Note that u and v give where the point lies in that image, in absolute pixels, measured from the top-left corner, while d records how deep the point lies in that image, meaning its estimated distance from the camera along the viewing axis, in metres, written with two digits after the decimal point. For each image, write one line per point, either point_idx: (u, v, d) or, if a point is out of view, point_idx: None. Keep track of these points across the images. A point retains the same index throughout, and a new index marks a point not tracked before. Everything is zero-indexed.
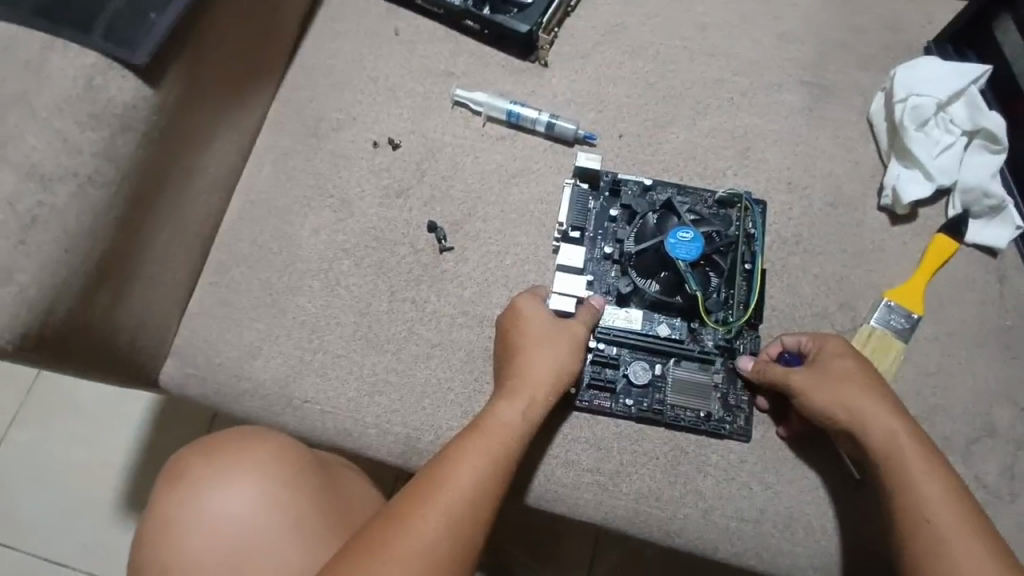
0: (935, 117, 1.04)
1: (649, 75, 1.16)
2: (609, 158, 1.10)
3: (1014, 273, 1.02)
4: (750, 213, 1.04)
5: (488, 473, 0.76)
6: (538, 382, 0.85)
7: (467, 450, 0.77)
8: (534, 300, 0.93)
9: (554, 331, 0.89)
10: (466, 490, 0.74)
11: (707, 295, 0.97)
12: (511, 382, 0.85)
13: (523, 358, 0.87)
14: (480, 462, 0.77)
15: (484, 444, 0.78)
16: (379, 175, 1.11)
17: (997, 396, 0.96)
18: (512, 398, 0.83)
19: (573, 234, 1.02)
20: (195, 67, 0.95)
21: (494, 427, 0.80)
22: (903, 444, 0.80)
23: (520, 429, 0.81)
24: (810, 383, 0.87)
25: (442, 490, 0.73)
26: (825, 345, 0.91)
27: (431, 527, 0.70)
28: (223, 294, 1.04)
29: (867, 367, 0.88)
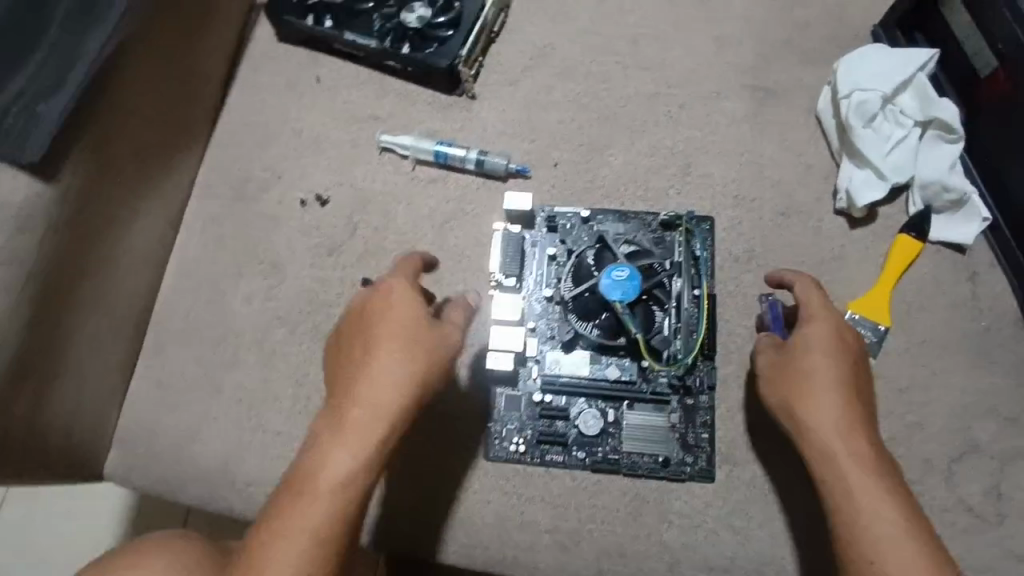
0: (883, 111, 0.96)
1: (581, 97, 1.10)
2: (545, 191, 1.05)
3: (984, 270, 0.95)
4: (693, 235, 0.98)
5: (331, 527, 0.71)
6: (385, 407, 0.74)
7: (307, 500, 0.71)
8: (408, 292, 0.81)
9: (419, 339, 0.78)
10: (303, 552, 0.69)
11: (654, 333, 0.91)
12: (350, 402, 0.75)
13: (374, 368, 0.76)
14: (316, 519, 0.70)
15: (323, 492, 0.71)
16: (310, 234, 1.06)
17: (975, 408, 0.90)
18: (357, 424, 0.74)
19: (509, 282, 0.97)
20: (105, 150, 0.91)
21: (333, 469, 0.72)
22: (847, 468, 0.76)
23: (359, 467, 0.72)
24: (778, 377, 0.83)
25: (283, 548, 0.69)
26: (809, 329, 0.84)
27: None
28: (160, 376, 1.02)
29: (845, 370, 0.82)
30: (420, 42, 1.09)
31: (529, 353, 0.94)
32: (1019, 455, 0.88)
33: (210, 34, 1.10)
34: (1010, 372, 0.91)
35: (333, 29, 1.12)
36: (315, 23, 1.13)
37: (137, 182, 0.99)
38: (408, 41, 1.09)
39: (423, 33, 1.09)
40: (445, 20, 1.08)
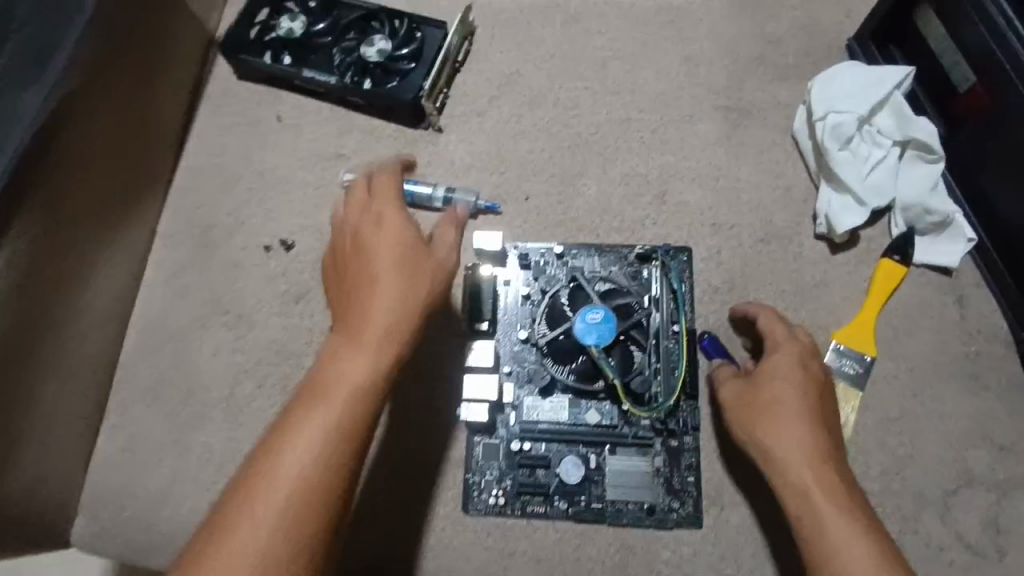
0: (860, 132, 0.93)
1: (551, 124, 1.06)
2: (517, 226, 1.01)
3: (971, 293, 0.93)
4: (670, 269, 0.94)
5: (330, 442, 0.60)
6: (387, 321, 0.65)
7: (303, 418, 0.61)
8: (395, 195, 0.74)
9: (417, 250, 0.70)
10: (297, 474, 0.58)
11: (633, 375, 0.88)
12: (347, 314, 0.67)
13: (370, 284, 0.68)
14: (315, 438, 0.60)
15: (329, 408, 0.61)
16: (276, 282, 1.02)
17: (971, 437, 0.87)
18: (357, 340, 0.65)
19: (481, 326, 0.93)
20: (62, 211, 0.87)
21: (340, 382, 0.62)
22: (815, 500, 0.72)
23: (362, 376, 0.63)
24: (742, 409, 0.81)
25: (274, 475, 0.58)
26: (773, 359, 0.83)
27: (263, 535, 0.56)
28: (126, 438, 0.98)
29: (809, 398, 0.79)
30: (382, 75, 1.05)
31: (506, 400, 0.91)
32: (1017, 486, 0.85)
33: (165, 78, 1.06)
34: (1004, 398, 0.88)
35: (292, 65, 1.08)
36: (273, 59, 1.09)
37: (97, 240, 0.95)
38: (370, 75, 1.05)
39: (385, 66, 1.04)
40: (407, 52, 1.04)
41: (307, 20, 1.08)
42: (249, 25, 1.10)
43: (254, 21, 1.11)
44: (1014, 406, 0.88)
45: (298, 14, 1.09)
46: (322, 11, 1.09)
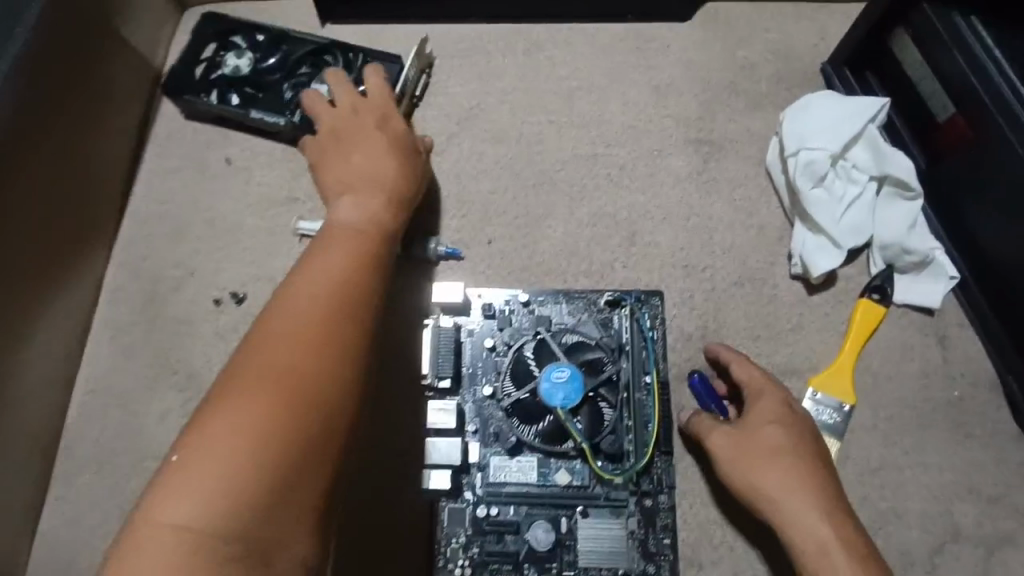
0: (834, 168, 0.88)
1: (514, 161, 1.01)
2: (481, 272, 0.96)
3: (954, 333, 0.89)
4: (641, 314, 0.89)
5: (356, 260, 0.66)
6: (391, 183, 0.80)
7: (323, 249, 0.67)
8: (381, 83, 0.92)
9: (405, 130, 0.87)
10: (331, 280, 0.63)
11: (603, 434, 0.83)
12: (347, 183, 0.80)
13: (364, 152, 0.83)
14: (342, 257, 0.66)
15: (344, 239, 0.69)
16: (228, 339, 0.97)
17: (955, 488, 0.84)
18: (365, 192, 0.78)
19: (443, 384, 0.87)
20: None
21: (355, 221, 0.73)
22: (834, 558, 0.68)
23: (367, 214, 0.75)
24: (737, 457, 0.76)
25: (304, 288, 0.62)
26: (761, 403, 0.79)
27: (303, 330, 0.59)
28: (71, 511, 0.92)
29: (805, 446, 0.75)
30: None
31: (472, 460, 0.85)
32: (1004, 539, 0.82)
33: (104, 121, 0.99)
34: (988, 447, 0.85)
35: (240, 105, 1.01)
36: (220, 99, 1.02)
37: (35, 301, 0.88)
38: None
39: None
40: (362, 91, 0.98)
41: (255, 56, 1.02)
42: (192, 61, 1.03)
43: (196, 57, 1.03)
44: (999, 455, 0.85)
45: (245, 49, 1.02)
46: (271, 45, 1.03)
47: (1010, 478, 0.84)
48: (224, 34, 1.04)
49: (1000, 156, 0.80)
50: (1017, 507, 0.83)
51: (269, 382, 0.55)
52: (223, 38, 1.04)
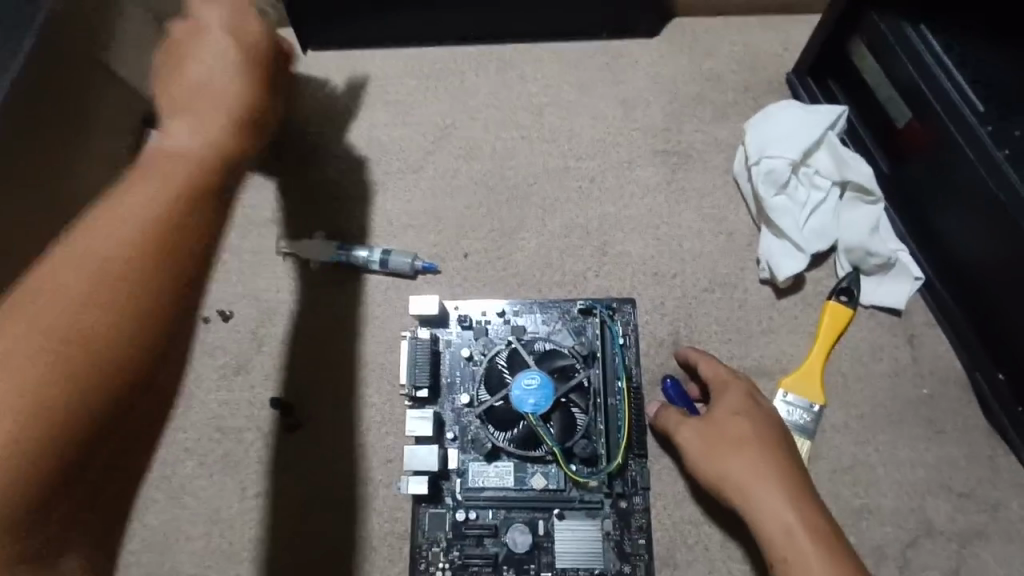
0: (796, 175, 0.91)
1: (488, 177, 1.04)
2: (456, 285, 0.99)
3: (922, 332, 0.90)
4: (611, 322, 0.92)
5: (172, 199, 0.52)
6: (240, 109, 0.61)
7: (136, 180, 0.53)
8: None
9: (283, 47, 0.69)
10: (134, 219, 0.50)
11: (575, 438, 0.85)
12: (182, 97, 0.61)
13: (214, 49, 0.62)
14: (154, 191, 0.52)
15: (163, 170, 0.54)
16: (214, 353, 1.00)
17: (928, 485, 0.84)
18: (199, 117, 0.59)
19: (421, 394, 0.90)
20: None
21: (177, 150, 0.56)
22: (801, 544, 0.68)
23: (197, 145, 0.57)
24: (706, 446, 0.77)
25: (98, 224, 0.48)
26: (726, 396, 0.80)
27: (91, 279, 0.46)
28: None
29: (771, 434, 0.76)
30: None
31: (451, 466, 0.88)
32: (979, 534, 0.82)
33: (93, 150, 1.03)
34: (959, 443, 0.85)
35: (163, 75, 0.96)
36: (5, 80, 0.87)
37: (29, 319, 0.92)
38: None
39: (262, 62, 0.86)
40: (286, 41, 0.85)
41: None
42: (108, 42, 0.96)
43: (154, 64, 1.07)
44: (970, 450, 0.85)
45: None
46: None
47: (982, 473, 0.84)
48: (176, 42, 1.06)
49: (953, 160, 0.82)
50: (990, 502, 0.83)
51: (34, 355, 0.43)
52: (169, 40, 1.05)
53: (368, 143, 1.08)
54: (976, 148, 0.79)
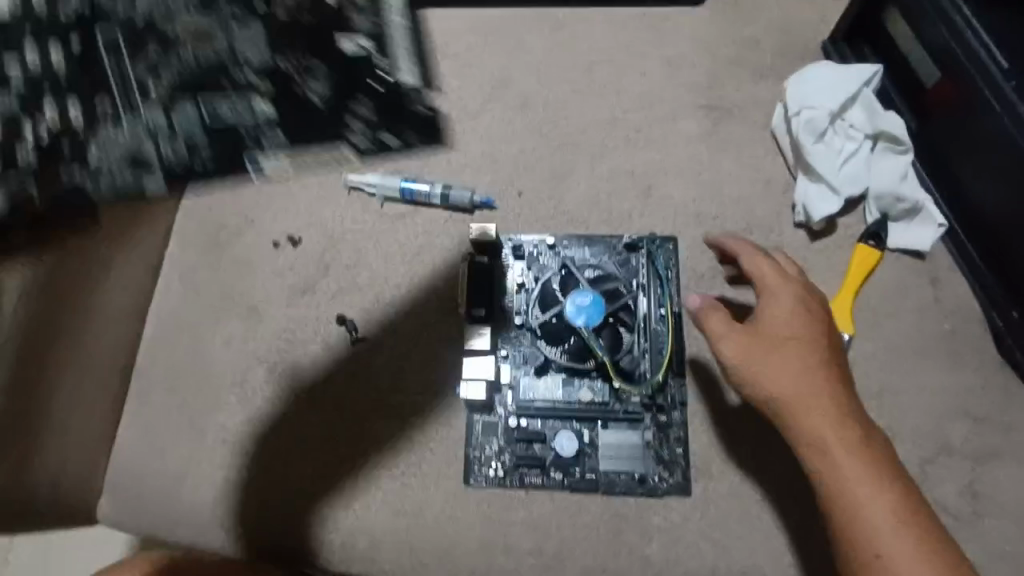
0: (833, 126, 0.99)
1: (541, 125, 1.12)
2: (511, 219, 1.07)
3: (945, 274, 0.97)
4: (656, 255, 1.00)
5: None
6: None
7: None
8: None
9: None
10: None
11: (621, 354, 0.93)
12: None
13: None
14: None
15: None
16: (284, 275, 1.08)
17: (946, 408, 0.91)
18: None
19: (477, 312, 0.97)
20: None
21: None
22: (835, 449, 0.76)
23: None
24: (749, 354, 0.81)
25: None
26: (769, 302, 0.84)
27: None
28: (145, 422, 1.05)
29: (812, 342, 0.81)
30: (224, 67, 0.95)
31: (503, 381, 0.95)
32: (992, 453, 0.89)
33: None
34: (978, 372, 0.93)
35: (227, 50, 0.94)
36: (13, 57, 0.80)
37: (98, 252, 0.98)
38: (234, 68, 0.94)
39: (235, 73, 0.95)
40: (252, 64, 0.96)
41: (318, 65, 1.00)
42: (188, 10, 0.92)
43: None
44: (987, 380, 0.92)
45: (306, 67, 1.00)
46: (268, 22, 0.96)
47: (997, 400, 0.91)
48: (287, 35, 0.99)
49: (977, 104, 0.90)
50: (1004, 426, 0.90)
51: None
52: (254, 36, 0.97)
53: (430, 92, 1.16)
54: (1002, 100, 0.85)
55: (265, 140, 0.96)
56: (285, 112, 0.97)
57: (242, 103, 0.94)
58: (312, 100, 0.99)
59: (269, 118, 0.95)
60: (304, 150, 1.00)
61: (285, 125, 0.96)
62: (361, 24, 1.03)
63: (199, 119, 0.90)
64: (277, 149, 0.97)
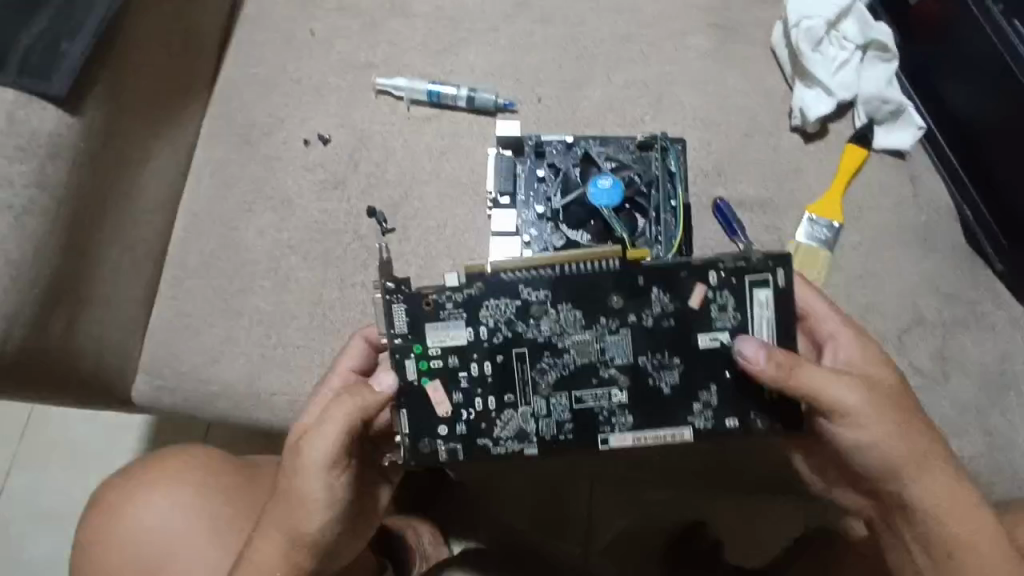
0: (828, 36, 1.10)
1: (560, 39, 1.19)
2: (531, 123, 1.15)
3: (922, 172, 1.08)
4: (668, 153, 1.08)
5: (333, 475, 0.79)
6: (335, 455, 0.78)
7: (295, 475, 0.79)
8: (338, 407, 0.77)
9: (287, 499, 0.80)
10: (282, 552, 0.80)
11: (638, 236, 1.03)
12: (286, 479, 0.80)
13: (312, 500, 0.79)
14: (320, 487, 0.79)
15: (300, 478, 0.79)
16: (315, 171, 1.14)
17: (921, 287, 1.03)
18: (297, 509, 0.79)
19: (503, 201, 1.09)
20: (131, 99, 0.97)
21: (303, 472, 0.79)
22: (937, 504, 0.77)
23: (328, 496, 0.79)
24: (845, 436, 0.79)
25: (272, 519, 0.81)
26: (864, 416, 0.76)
27: (275, 548, 0.80)
28: (178, 306, 1.09)
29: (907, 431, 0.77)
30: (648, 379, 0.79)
31: None
32: (959, 324, 1.02)
33: None
34: (949, 257, 1.04)
35: (672, 296, 0.78)
36: (484, 313, 0.79)
37: (129, 139, 0.98)
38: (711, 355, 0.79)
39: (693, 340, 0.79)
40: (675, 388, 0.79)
41: (729, 295, 0.78)
42: (598, 319, 0.79)
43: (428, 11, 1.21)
44: (957, 263, 1.04)
45: (712, 298, 0.78)
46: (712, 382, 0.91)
47: (965, 278, 1.03)
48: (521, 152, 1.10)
49: (971, 39, 0.99)
50: (970, 301, 1.02)
51: (279, 539, 0.80)
52: (681, 316, 0.79)
53: (455, 6, 1.21)
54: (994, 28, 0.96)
55: (613, 424, 0.80)
56: (640, 395, 0.79)
57: (606, 385, 0.80)
58: (677, 361, 0.79)
59: (624, 405, 0.80)
60: (652, 433, 0.80)
61: (638, 414, 0.80)
62: (726, 321, 0.78)
63: (577, 398, 0.80)
64: (627, 433, 0.80)
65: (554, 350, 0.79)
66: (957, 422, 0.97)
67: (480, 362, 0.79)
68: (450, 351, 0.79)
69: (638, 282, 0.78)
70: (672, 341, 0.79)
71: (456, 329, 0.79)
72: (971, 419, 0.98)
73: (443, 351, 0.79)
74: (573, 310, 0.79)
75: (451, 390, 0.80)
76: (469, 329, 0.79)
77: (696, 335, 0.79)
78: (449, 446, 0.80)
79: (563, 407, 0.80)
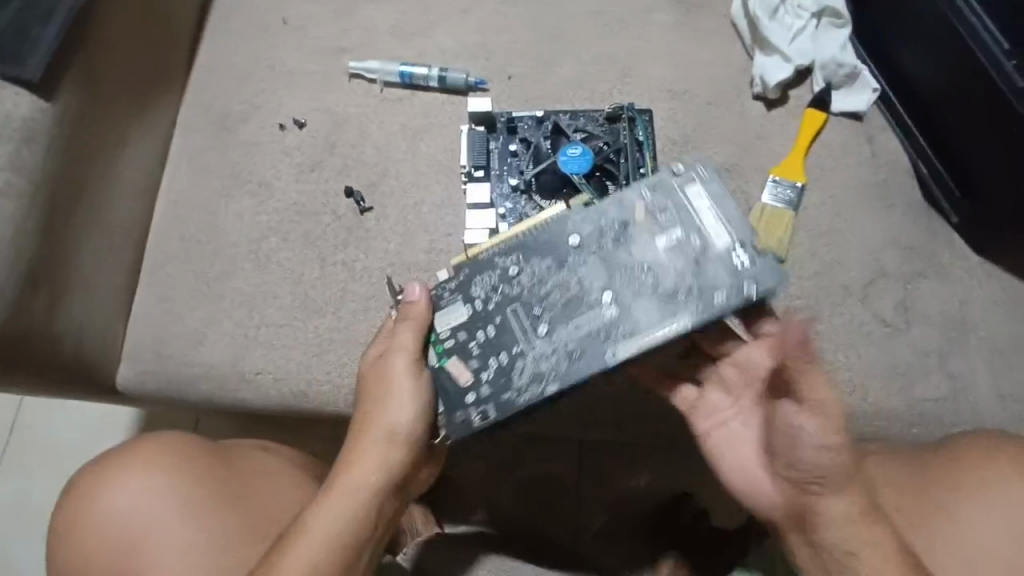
0: (784, 5, 1.15)
1: (528, 18, 1.22)
2: (503, 100, 1.17)
3: (880, 133, 1.12)
4: (636, 123, 1.12)
5: (401, 442, 0.84)
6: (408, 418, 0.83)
7: (362, 444, 0.84)
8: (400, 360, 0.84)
9: (356, 465, 0.84)
10: (337, 520, 0.80)
11: None
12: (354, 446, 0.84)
13: (380, 462, 0.83)
14: (391, 451, 0.84)
15: (370, 447, 0.84)
16: (292, 154, 1.16)
17: (882, 242, 1.07)
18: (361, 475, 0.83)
19: (478, 174, 1.11)
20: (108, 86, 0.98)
21: (375, 432, 0.84)
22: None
23: (393, 460, 0.84)
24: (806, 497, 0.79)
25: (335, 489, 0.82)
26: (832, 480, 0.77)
27: (330, 523, 0.80)
28: (159, 291, 1.10)
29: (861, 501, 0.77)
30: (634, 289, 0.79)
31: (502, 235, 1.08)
32: (920, 274, 1.06)
33: None
34: (907, 212, 1.08)
35: (619, 216, 0.81)
36: (475, 289, 0.83)
37: (106, 124, 0.99)
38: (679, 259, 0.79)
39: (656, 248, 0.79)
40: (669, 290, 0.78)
41: (663, 197, 0.80)
42: (567, 263, 0.81)
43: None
44: (916, 217, 1.08)
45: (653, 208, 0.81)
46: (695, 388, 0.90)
47: (924, 232, 1.08)
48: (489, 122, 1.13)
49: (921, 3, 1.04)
50: (928, 252, 1.07)
51: (336, 511, 0.80)
52: (631, 229, 0.80)
53: None
54: None
55: (614, 339, 0.78)
56: (628, 307, 0.79)
57: (596, 307, 0.79)
58: (647, 269, 0.79)
59: (618, 319, 0.79)
60: (651, 337, 0.77)
61: (634, 325, 0.78)
62: (671, 229, 0.80)
63: (575, 326, 0.79)
64: (630, 344, 0.78)
65: (538, 297, 0.81)
66: (921, 367, 1.01)
67: (483, 329, 0.82)
68: (458, 329, 0.83)
69: (588, 219, 0.82)
70: (635, 254, 0.80)
71: (455, 313, 0.84)
72: (935, 364, 1.02)
73: (446, 334, 0.84)
74: (542, 259, 0.82)
75: (467, 361, 0.82)
76: (466, 306, 0.83)
77: (653, 239, 0.80)
78: (482, 411, 0.81)
79: (563, 340, 0.80)
